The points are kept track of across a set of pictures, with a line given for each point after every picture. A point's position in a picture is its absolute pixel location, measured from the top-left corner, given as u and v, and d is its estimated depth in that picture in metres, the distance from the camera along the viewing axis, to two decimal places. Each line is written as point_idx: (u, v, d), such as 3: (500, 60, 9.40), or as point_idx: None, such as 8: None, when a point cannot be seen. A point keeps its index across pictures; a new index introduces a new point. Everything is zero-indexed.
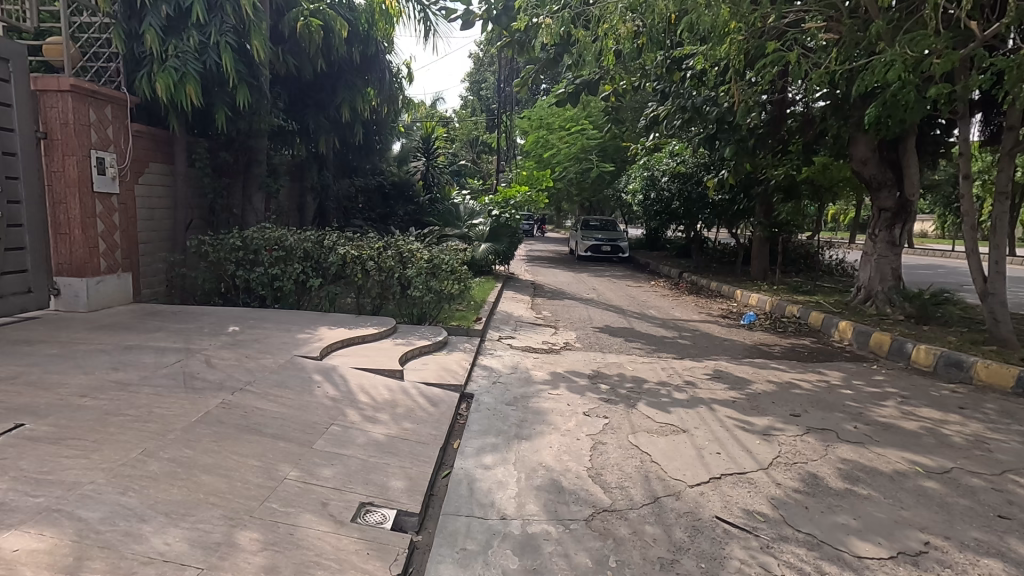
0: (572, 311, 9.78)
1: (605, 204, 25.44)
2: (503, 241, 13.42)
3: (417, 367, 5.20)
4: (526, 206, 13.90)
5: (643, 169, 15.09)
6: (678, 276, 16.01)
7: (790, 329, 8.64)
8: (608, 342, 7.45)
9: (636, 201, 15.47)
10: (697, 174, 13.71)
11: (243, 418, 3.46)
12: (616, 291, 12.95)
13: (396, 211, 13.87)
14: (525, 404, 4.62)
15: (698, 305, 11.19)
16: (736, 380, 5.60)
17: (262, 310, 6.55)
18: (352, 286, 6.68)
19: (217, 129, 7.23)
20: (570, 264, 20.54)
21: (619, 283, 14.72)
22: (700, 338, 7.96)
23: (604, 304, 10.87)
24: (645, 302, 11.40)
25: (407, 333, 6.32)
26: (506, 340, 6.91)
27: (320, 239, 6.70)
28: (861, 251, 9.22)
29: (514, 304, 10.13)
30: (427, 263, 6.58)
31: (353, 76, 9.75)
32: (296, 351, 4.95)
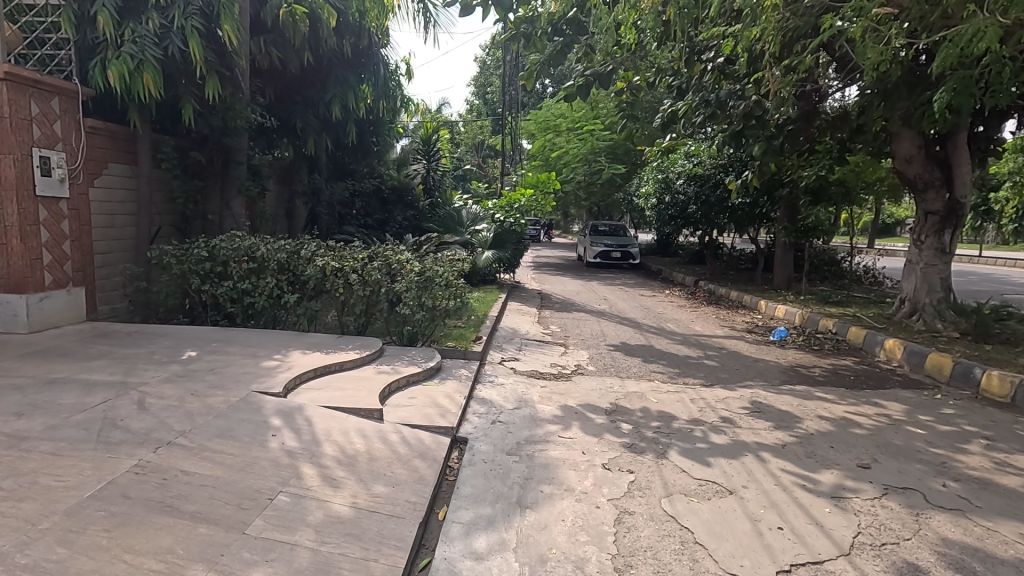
0: (582, 326, 8.92)
1: (614, 208, 24.54)
2: (507, 248, 12.76)
3: (401, 403, 4.37)
4: (531, 210, 13.08)
5: (657, 172, 14.24)
6: (694, 285, 15.13)
7: (827, 347, 7.73)
8: (625, 364, 6.58)
9: (649, 205, 14.62)
10: (716, 176, 12.83)
11: (158, 490, 2.63)
12: (629, 302, 12.09)
13: (394, 217, 13.10)
14: (530, 454, 3.77)
15: (719, 317, 10.31)
16: (782, 417, 4.71)
17: (230, 330, 5.74)
18: (333, 302, 5.86)
19: (186, 125, 6.43)
20: (579, 272, 19.65)
21: (632, 293, 13.84)
22: (728, 359, 7.08)
23: (616, 317, 10.03)
24: (662, 314, 10.53)
25: (394, 357, 5.46)
26: (509, 364, 6.07)
27: (297, 248, 5.89)
28: (905, 259, 8.30)
29: (519, 318, 9.29)
30: (418, 275, 5.75)
31: (345, 70, 8.98)
32: (254, 385, 4.12)
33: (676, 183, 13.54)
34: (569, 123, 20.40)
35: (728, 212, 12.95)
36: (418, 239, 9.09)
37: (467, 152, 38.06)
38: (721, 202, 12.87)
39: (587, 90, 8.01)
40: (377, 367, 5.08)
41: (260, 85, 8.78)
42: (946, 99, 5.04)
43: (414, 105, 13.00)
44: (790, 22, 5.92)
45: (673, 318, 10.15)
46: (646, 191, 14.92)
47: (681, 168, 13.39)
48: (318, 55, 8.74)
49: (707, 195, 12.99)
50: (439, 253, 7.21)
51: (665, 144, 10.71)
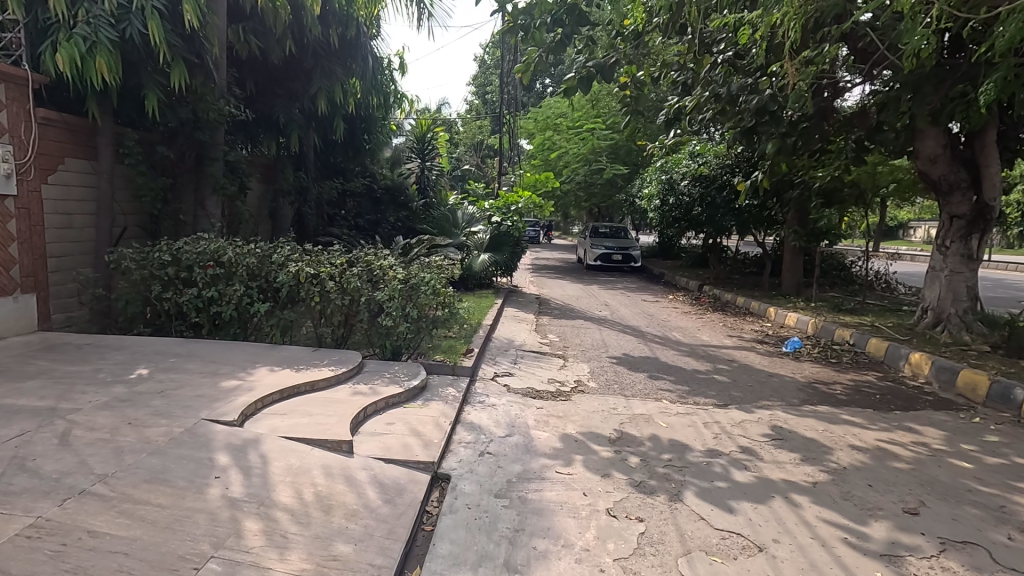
0: (581, 335, 8.38)
1: (614, 209, 24.00)
2: (504, 251, 12.24)
3: (376, 431, 3.83)
4: (530, 212, 12.59)
5: (661, 172, 13.71)
6: (698, 290, 14.61)
7: (845, 359, 7.21)
8: (629, 379, 6.05)
9: (652, 206, 14.11)
10: (721, 177, 12.31)
11: (52, 562, 2.09)
12: (631, 307, 11.57)
13: (387, 217, 12.57)
14: (522, 496, 3.23)
15: (727, 326, 9.78)
16: (809, 448, 4.17)
17: (194, 342, 5.20)
18: (309, 312, 5.33)
19: (151, 117, 5.90)
20: (579, 274, 19.13)
21: (634, 297, 13.33)
22: (741, 373, 6.55)
23: (618, 324, 9.49)
24: (666, 321, 9.99)
25: (374, 374, 4.92)
26: (502, 380, 5.54)
27: (269, 253, 5.36)
28: (928, 267, 7.78)
29: (515, 326, 8.76)
30: (402, 283, 5.21)
31: (331, 62, 8.45)
32: (206, 411, 3.58)
33: (680, 184, 13.02)
34: (569, 121, 19.85)
35: (735, 214, 12.43)
36: (408, 242, 8.57)
37: (465, 151, 37.49)
38: (728, 203, 12.35)
39: (589, 82, 7.48)
40: (354, 386, 4.54)
41: (240, 77, 8.25)
42: (993, 92, 4.54)
43: (407, 101, 12.47)
44: (814, 7, 5.39)
45: (679, 326, 9.62)
46: (648, 192, 14.39)
47: (686, 168, 12.86)
48: (302, 45, 8.23)
49: (713, 196, 12.47)
50: (428, 258, 6.68)
51: (670, 142, 10.19)
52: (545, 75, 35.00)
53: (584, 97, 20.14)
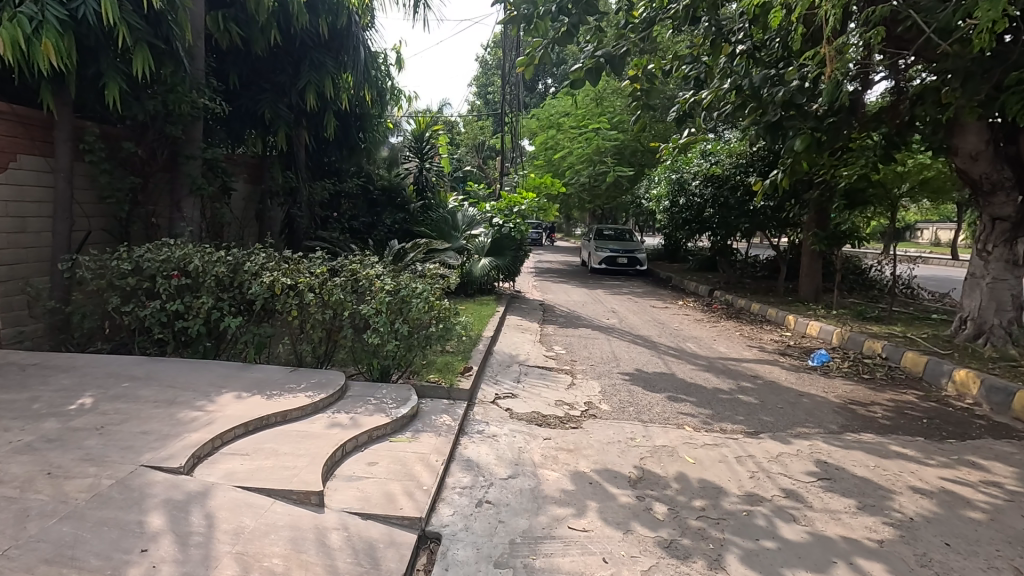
0: (589, 346, 7.76)
1: (619, 211, 23.38)
2: (506, 255, 11.65)
3: (355, 476, 3.24)
4: (533, 214, 12.02)
5: (670, 171, 13.08)
6: (708, 295, 13.99)
7: (879, 375, 6.59)
8: (645, 401, 5.44)
9: (661, 208, 13.52)
10: (734, 178, 11.68)
11: None
12: (640, 315, 10.93)
13: (383, 220, 11.98)
14: (529, 565, 2.63)
15: (745, 336, 9.15)
16: (864, 491, 3.56)
17: (157, 362, 4.60)
18: (286, 328, 4.73)
19: (114, 109, 5.31)
20: (583, 278, 18.53)
21: (642, 303, 12.72)
22: (767, 392, 5.94)
23: (628, 334, 8.87)
24: (679, 331, 9.35)
25: (357, 400, 4.31)
26: (504, 403, 4.95)
27: (242, 261, 4.76)
28: (966, 273, 7.16)
29: (518, 337, 8.15)
30: (392, 294, 4.61)
31: (321, 54, 7.89)
32: (150, 454, 2.98)
33: (692, 184, 12.39)
34: (573, 120, 19.25)
35: (749, 216, 11.80)
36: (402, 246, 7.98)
37: (466, 152, 36.89)
38: (742, 205, 11.72)
39: (597, 73, 6.87)
40: (333, 416, 3.93)
41: (222, 69, 7.67)
42: None
43: (405, 98, 11.89)
44: None
45: (694, 336, 8.99)
46: (657, 194, 13.77)
47: (698, 167, 12.24)
48: (289, 35, 7.65)
49: (726, 197, 11.84)
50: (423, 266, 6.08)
51: (683, 141, 9.57)
52: (548, 74, 34.44)
53: (588, 95, 19.55)
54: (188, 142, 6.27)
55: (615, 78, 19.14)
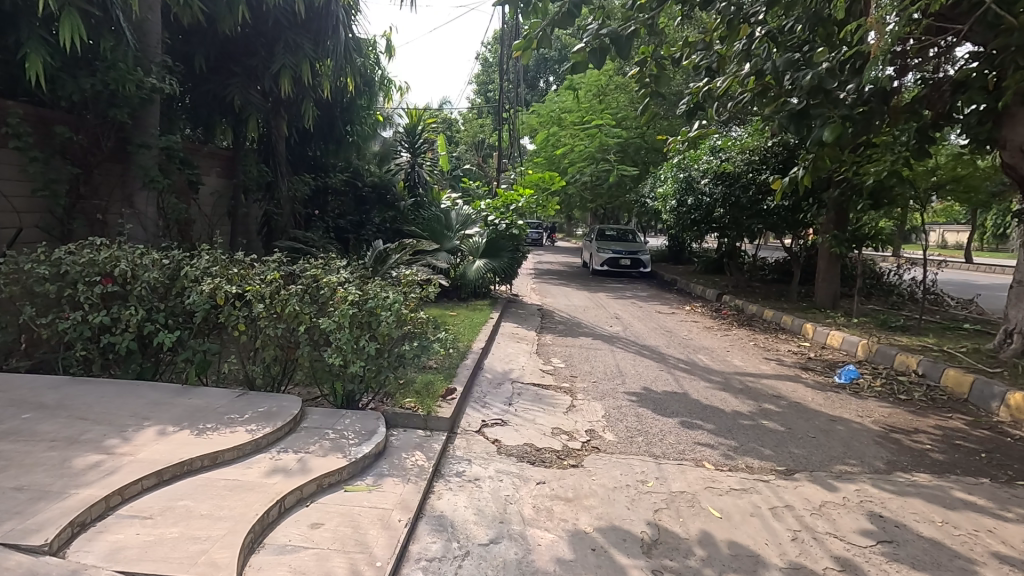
0: (591, 359, 7.03)
1: (623, 211, 22.66)
2: (502, 256, 10.93)
3: (289, 546, 2.50)
4: (531, 212, 11.34)
5: (677, 170, 12.36)
6: (716, 300, 13.27)
7: (918, 395, 5.86)
8: (656, 428, 4.72)
9: (667, 207, 12.82)
10: (746, 175, 10.95)
11: None
12: (645, 322, 10.18)
13: (371, 218, 11.26)
14: None
15: (760, 347, 8.39)
16: (938, 561, 2.82)
17: (79, 385, 3.87)
18: (234, 344, 4.00)
19: (42, 87, 4.59)
20: (585, 280, 17.82)
21: (647, 309, 12.00)
22: (794, 416, 5.21)
23: (633, 345, 8.14)
24: (689, 341, 8.61)
25: (312, 434, 3.58)
26: (491, 434, 4.22)
27: (181, 265, 4.02)
28: (1014, 280, 6.42)
29: (514, 348, 7.42)
30: (357, 304, 3.87)
31: (296, 35, 7.14)
32: (12, 524, 2.26)
33: (700, 182, 11.68)
34: (575, 116, 18.56)
35: (761, 216, 11.05)
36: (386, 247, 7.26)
37: (466, 150, 36.18)
38: (754, 204, 10.97)
39: (602, 56, 6.13)
40: (276, 459, 3.19)
41: (187, 50, 6.95)
42: None
43: (395, 89, 11.16)
44: None
45: (705, 347, 8.25)
46: (663, 193, 13.04)
47: (707, 164, 11.50)
48: (261, 12, 6.92)
49: (737, 196, 11.10)
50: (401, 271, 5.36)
51: (693, 134, 8.82)
52: (550, 71, 33.75)
53: (591, 91, 18.86)
54: (138, 128, 5.56)
55: (619, 72, 18.44)
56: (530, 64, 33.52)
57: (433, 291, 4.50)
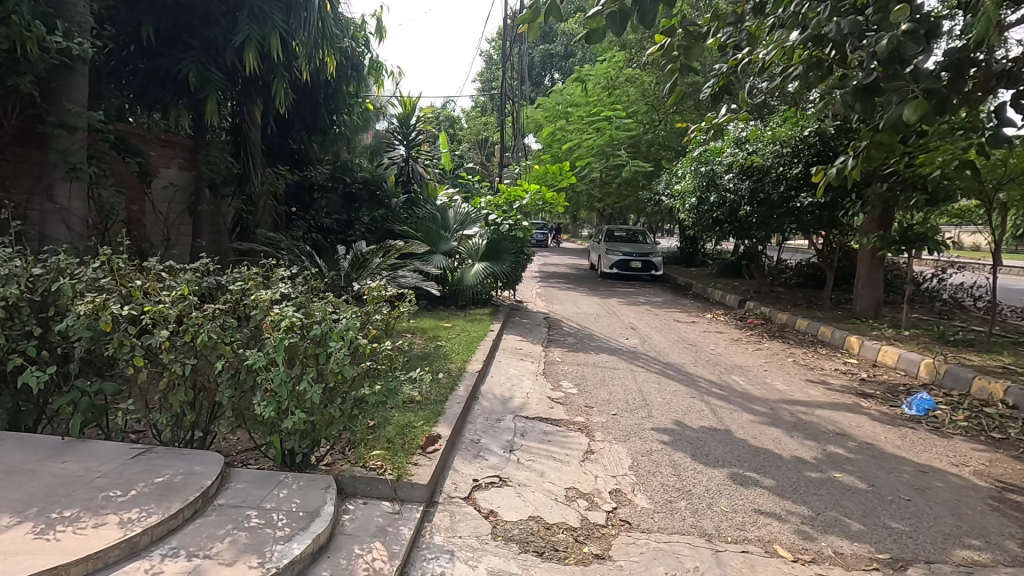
0: (608, 383, 5.94)
1: (632, 211, 21.58)
2: (504, 259, 9.84)
3: None
4: (537, 210, 10.32)
5: (699, 164, 11.31)
6: (738, 307, 12.17)
7: (1015, 432, 4.74)
8: (699, 485, 3.64)
9: (686, 205, 11.71)
10: (776, 169, 9.81)
11: None
12: (664, 333, 9.10)
13: (359, 216, 10.20)
14: None
15: (801, 365, 7.28)
16: None
17: None
18: (133, 385, 2.93)
19: None
20: (593, 284, 16.77)
21: (664, 317, 10.92)
22: (872, 465, 4.10)
23: (655, 363, 7.04)
24: (718, 358, 7.50)
25: (225, 521, 2.48)
26: (484, 504, 3.15)
27: (64, 277, 2.97)
28: None
29: (517, 367, 6.35)
30: (299, 331, 2.80)
31: (265, 3, 6.10)
32: None
33: (724, 178, 10.58)
34: (583, 110, 17.55)
35: (793, 215, 9.91)
36: (371, 247, 6.28)
37: (469, 149, 35.16)
38: (786, 201, 9.82)
39: (625, 21, 4.56)
40: (154, 572, 2.11)
41: (134, 17, 5.91)
42: None
43: (388, 74, 10.10)
44: None
45: (738, 365, 7.13)
46: (682, 190, 11.94)
47: (734, 157, 10.36)
48: None
49: (767, 191, 9.95)
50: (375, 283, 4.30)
51: (722, 120, 7.70)
52: (555, 67, 32.78)
53: (600, 82, 17.77)
54: (54, 103, 4.54)
55: (630, 63, 17.35)
56: (534, 60, 32.55)
57: (412, 309, 3.43)
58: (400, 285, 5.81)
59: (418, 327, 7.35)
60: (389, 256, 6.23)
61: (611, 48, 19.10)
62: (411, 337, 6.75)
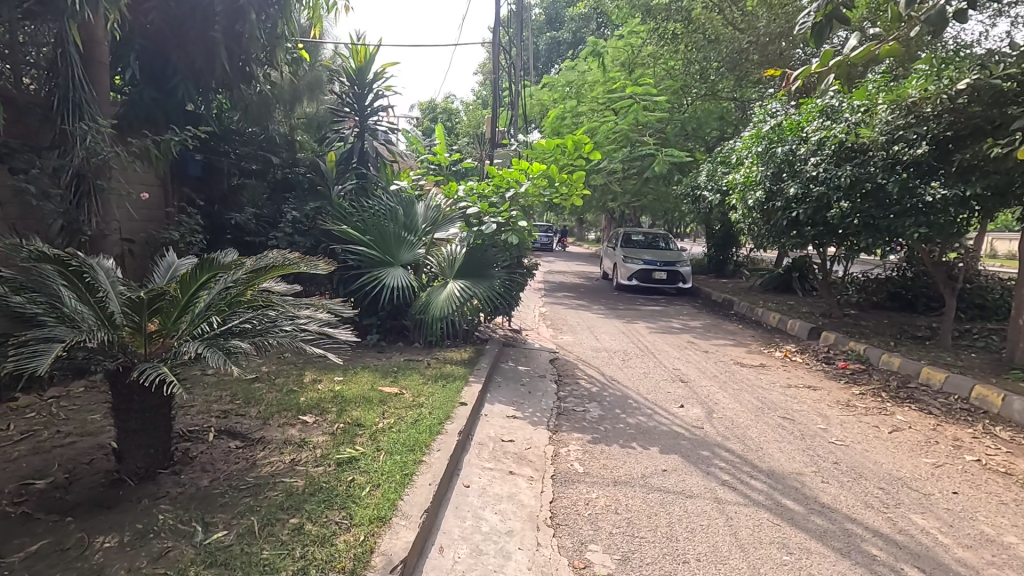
0: (687, 558, 2.84)
1: (652, 212, 18.45)
2: (493, 274, 6.71)
3: None
4: (541, 201, 6.82)
5: (769, 145, 8.22)
6: (811, 340, 9.10)
7: None
8: None
9: (748, 199, 8.56)
10: (891, 148, 6.71)
11: None
12: (733, 392, 6.03)
13: (285, 212, 7.13)
14: None
15: (1001, 475, 4.18)
16: None
17: None
18: None
19: None
20: (610, 300, 13.68)
21: (719, 357, 7.83)
22: None
23: (752, 474, 3.93)
24: (847, 455, 4.40)
25: None
26: None
27: None
28: None
29: (499, 506, 3.25)
30: None
31: None
32: None
33: (808, 163, 7.49)
34: (600, 87, 14.50)
35: (918, 216, 6.72)
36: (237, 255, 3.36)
37: (468, 144, 32.07)
38: (906, 194, 6.72)
39: None
40: None
41: None
42: None
43: (325, 7, 7.03)
44: None
45: (896, 477, 4.02)
46: (741, 182, 8.82)
47: (828, 132, 7.25)
48: None
49: (879, 182, 6.79)
50: None
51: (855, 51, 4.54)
52: (562, 57, 29.74)
53: (617, 59, 15.36)
54: None
55: (651, 38, 14.83)
56: (539, 48, 29.57)
57: None
58: (246, 349, 2.88)
59: (337, 405, 4.28)
60: (255, 280, 3.24)
61: (631, 18, 16.08)
62: (308, 436, 3.66)
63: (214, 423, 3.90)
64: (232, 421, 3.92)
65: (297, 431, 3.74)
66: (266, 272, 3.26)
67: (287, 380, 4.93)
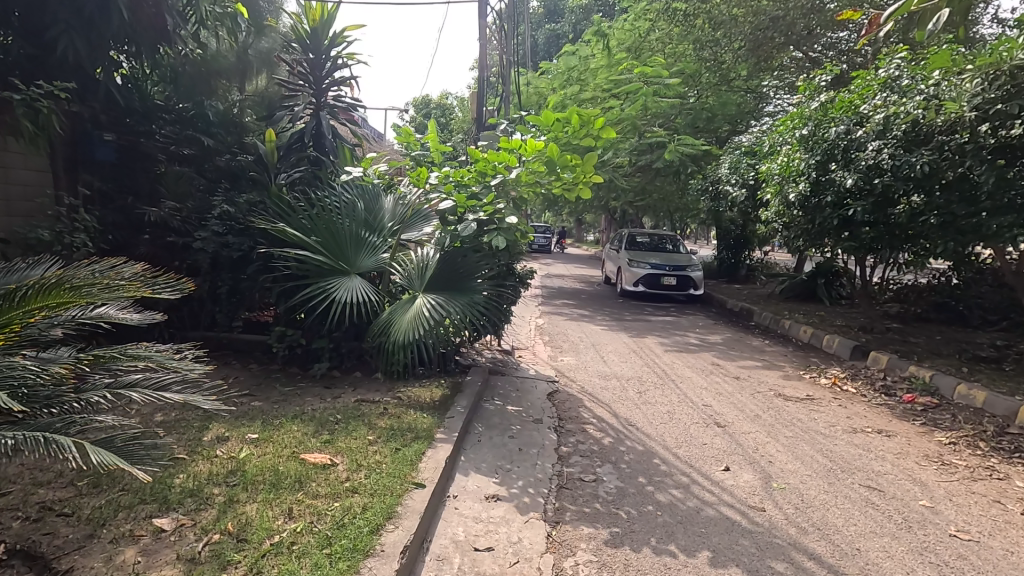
0: None
1: (659, 212, 17.03)
2: (476, 286, 5.27)
3: None
4: (536, 189, 5.31)
5: (816, 125, 6.79)
6: (856, 361, 7.69)
7: None
8: None
9: (787, 193, 7.12)
10: (975, 129, 5.18)
11: None
12: (787, 442, 4.59)
13: (216, 205, 5.67)
14: None
15: None
16: None
17: None
18: None
19: None
20: (614, 308, 12.23)
21: (755, 385, 6.40)
22: None
23: None
24: (987, 564, 2.98)
25: None
26: None
27: None
28: None
29: None
30: None
31: None
32: None
33: (868, 147, 6.07)
34: (603, 63, 13.10)
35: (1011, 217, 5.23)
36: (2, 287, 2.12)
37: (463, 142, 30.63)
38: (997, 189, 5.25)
39: None
40: None
41: None
42: None
43: None
44: None
45: None
46: (778, 172, 7.40)
47: (897, 109, 5.80)
48: None
49: None
50: None
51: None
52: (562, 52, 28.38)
53: (623, 42, 13.97)
54: None
55: (662, 17, 13.47)
56: (538, 43, 28.19)
57: None
58: None
59: (225, 494, 2.84)
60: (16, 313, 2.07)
61: None
62: (146, 570, 2.22)
63: (14, 533, 2.46)
64: (43, 532, 2.47)
65: (134, 557, 2.30)
66: (30, 300, 2.09)
67: (176, 442, 3.49)
